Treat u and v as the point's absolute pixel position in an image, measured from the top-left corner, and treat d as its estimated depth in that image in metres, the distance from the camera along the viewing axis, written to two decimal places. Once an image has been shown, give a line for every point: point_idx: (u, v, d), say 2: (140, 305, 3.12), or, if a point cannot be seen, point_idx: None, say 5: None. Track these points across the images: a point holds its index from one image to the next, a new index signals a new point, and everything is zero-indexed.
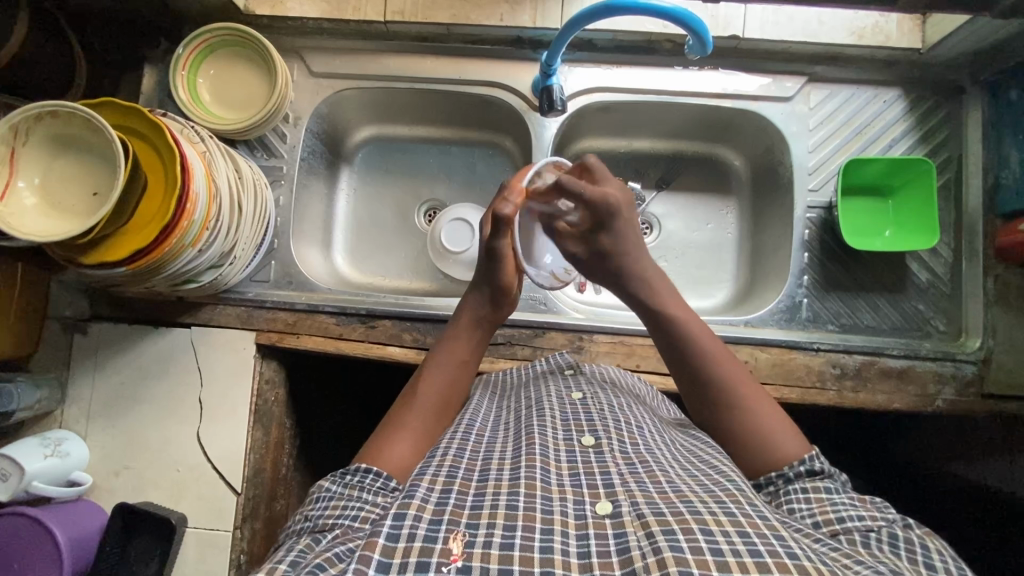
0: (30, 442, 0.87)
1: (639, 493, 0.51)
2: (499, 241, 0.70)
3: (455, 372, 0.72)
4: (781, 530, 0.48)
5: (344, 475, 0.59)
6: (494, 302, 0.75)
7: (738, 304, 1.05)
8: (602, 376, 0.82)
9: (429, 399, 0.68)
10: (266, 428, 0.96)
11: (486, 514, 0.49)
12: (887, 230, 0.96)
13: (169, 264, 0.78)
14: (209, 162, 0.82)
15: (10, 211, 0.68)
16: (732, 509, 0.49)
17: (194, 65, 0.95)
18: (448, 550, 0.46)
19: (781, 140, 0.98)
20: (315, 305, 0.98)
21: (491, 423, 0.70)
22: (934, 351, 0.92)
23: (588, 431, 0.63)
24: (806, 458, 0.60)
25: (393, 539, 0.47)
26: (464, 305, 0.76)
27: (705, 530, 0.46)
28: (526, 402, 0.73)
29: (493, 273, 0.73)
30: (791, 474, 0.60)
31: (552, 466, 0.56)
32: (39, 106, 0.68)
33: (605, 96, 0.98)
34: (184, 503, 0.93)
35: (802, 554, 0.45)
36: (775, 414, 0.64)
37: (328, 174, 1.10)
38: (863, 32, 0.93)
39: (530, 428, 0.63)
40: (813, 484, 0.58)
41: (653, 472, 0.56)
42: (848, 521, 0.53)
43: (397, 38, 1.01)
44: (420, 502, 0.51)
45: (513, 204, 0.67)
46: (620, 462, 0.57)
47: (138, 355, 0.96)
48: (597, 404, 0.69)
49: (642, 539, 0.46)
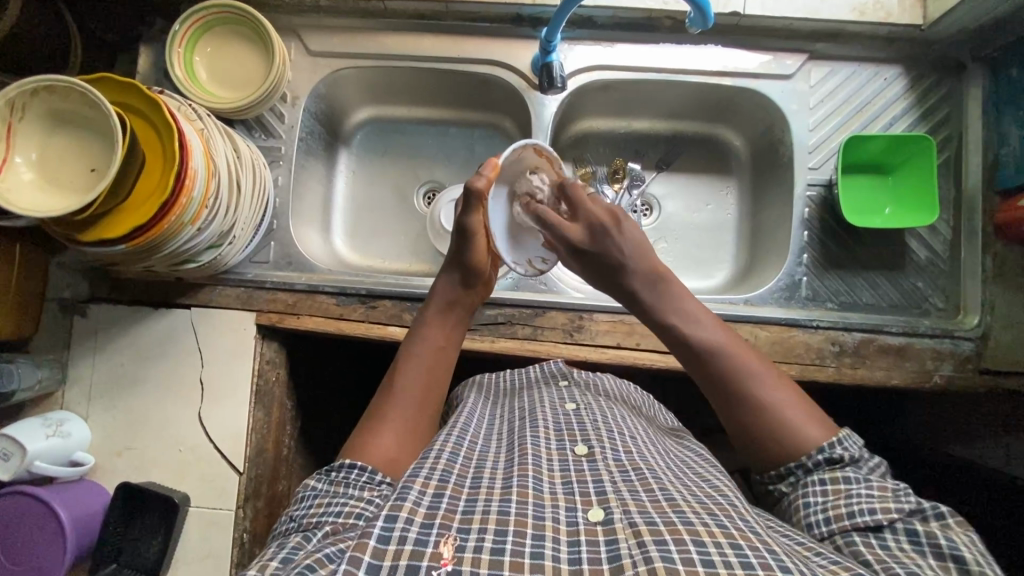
0: (31, 422, 0.87)
1: (632, 502, 0.52)
2: (471, 218, 0.75)
3: (434, 356, 0.73)
4: (773, 544, 0.48)
5: (328, 472, 0.60)
6: (465, 281, 0.78)
7: (737, 285, 1.05)
8: (593, 385, 0.83)
9: (409, 386, 0.69)
10: (266, 409, 0.97)
11: (477, 520, 0.50)
12: (887, 207, 0.96)
13: (169, 241, 0.77)
14: (208, 140, 0.81)
15: (6, 186, 0.68)
16: (722, 522, 0.50)
17: (190, 43, 0.94)
18: (439, 554, 0.46)
19: (781, 119, 0.98)
20: (315, 285, 0.98)
21: (485, 429, 0.70)
22: (933, 328, 0.92)
23: (581, 441, 0.63)
24: (826, 446, 0.60)
25: (384, 541, 0.47)
26: (437, 290, 0.78)
27: (697, 541, 0.47)
28: (519, 412, 0.74)
29: (464, 250, 0.77)
30: (810, 464, 0.59)
31: (545, 475, 0.57)
32: (36, 80, 0.67)
33: (605, 75, 0.98)
34: (186, 483, 0.93)
35: (794, 567, 0.45)
36: (793, 401, 0.63)
37: (326, 155, 1.09)
38: (864, 8, 0.92)
39: (522, 439, 0.64)
40: (831, 476, 0.58)
41: (646, 480, 0.56)
42: (860, 516, 0.54)
43: (394, 17, 1.00)
44: (413, 504, 0.51)
45: (485, 178, 0.73)
46: (613, 470, 0.58)
47: (138, 336, 0.96)
48: (590, 415, 0.70)
49: (634, 549, 0.46)
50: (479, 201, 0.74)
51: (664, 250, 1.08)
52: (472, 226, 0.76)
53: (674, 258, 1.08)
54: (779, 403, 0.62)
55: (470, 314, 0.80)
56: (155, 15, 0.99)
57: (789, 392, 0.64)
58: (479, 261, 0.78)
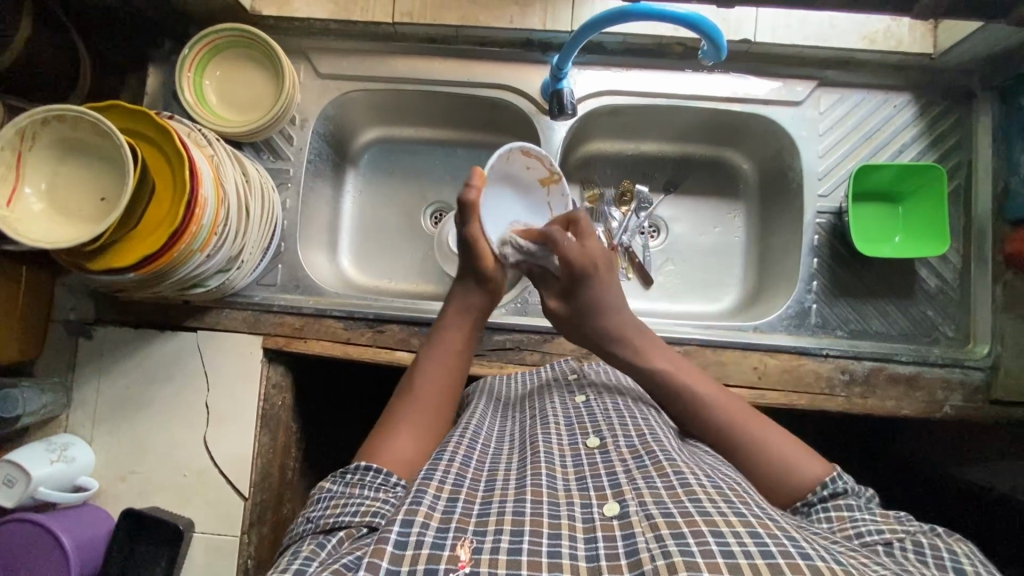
0: (35, 448, 0.86)
1: (647, 492, 0.51)
2: (467, 227, 0.76)
3: (451, 360, 0.72)
4: (792, 532, 0.46)
5: (344, 474, 0.58)
6: (481, 286, 0.78)
7: (746, 308, 1.05)
8: (608, 378, 0.79)
9: (426, 388, 0.69)
10: (273, 433, 0.96)
11: (492, 522, 0.49)
12: (896, 236, 0.96)
13: (175, 270, 0.77)
14: (218, 167, 0.81)
15: (16, 218, 0.67)
16: (740, 511, 0.48)
17: (199, 67, 0.93)
18: (456, 557, 0.45)
19: (791, 144, 0.98)
20: (323, 309, 0.98)
21: (496, 432, 0.69)
22: (943, 357, 0.92)
23: (593, 433, 0.63)
24: (827, 480, 0.59)
25: (401, 547, 0.46)
26: (454, 296, 0.78)
27: (715, 532, 0.45)
28: (530, 412, 0.73)
29: (472, 258, 0.77)
30: (814, 499, 0.58)
31: (559, 472, 0.56)
32: (45, 110, 0.67)
33: (615, 100, 0.98)
34: (191, 508, 0.92)
35: (814, 552, 0.44)
36: (787, 442, 0.63)
37: (334, 177, 1.09)
38: (874, 36, 0.92)
39: (534, 438, 0.63)
40: (834, 504, 0.57)
41: (660, 463, 0.55)
42: (867, 535, 0.52)
43: (403, 40, 1.00)
44: (428, 509, 0.50)
45: (474, 186, 0.73)
46: (626, 458, 0.57)
47: (143, 360, 0.95)
48: (602, 406, 0.69)
49: (651, 542, 0.45)
50: (472, 210, 0.75)
51: (672, 272, 1.08)
52: (468, 236, 0.76)
53: (681, 281, 1.08)
54: (769, 446, 0.63)
55: (486, 318, 0.79)
56: (164, 37, 0.99)
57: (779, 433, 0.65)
58: (489, 266, 0.77)
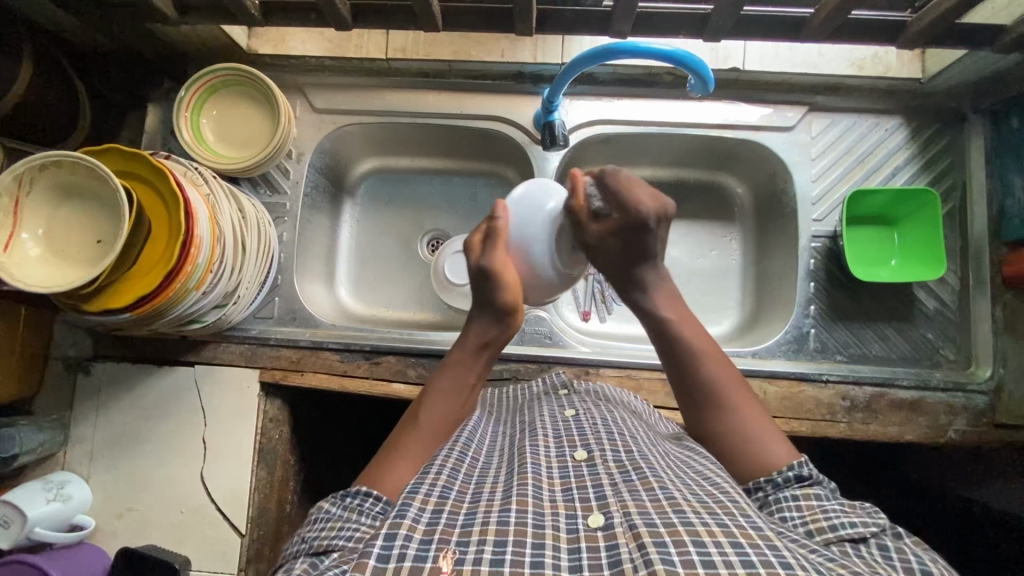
0: (32, 488, 0.86)
1: (632, 504, 0.49)
2: (488, 257, 0.70)
3: (459, 395, 0.70)
4: (774, 540, 0.45)
5: (344, 496, 0.57)
6: (500, 321, 0.72)
7: (743, 332, 1.04)
8: (597, 394, 0.79)
9: (431, 425, 0.66)
10: (269, 467, 0.95)
11: (476, 531, 0.47)
12: (893, 259, 0.97)
13: (170, 308, 0.77)
14: (213, 203, 0.81)
15: (11, 262, 0.68)
16: (723, 521, 0.47)
17: (196, 108, 0.95)
18: (438, 568, 0.44)
19: (783, 169, 0.98)
20: (319, 341, 0.98)
21: (488, 444, 0.67)
22: (945, 381, 0.91)
23: (581, 446, 0.60)
24: (794, 464, 0.59)
25: (383, 560, 0.45)
26: (470, 329, 0.72)
27: (697, 542, 0.44)
28: (521, 425, 0.70)
29: (490, 293, 0.70)
30: (779, 480, 0.58)
31: (545, 482, 0.54)
32: (42, 157, 0.68)
33: (606, 129, 0.99)
34: (188, 545, 0.92)
35: (797, 563, 0.42)
36: (763, 421, 0.64)
37: (332, 208, 1.10)
38: (863, 62, 0.95)
39: (522, 449, 0.61)
40: (803, 491, 0.56)
41: (646, 480, 0.53)
42: (840, 527, 0.51)
43: (398, 75, 1.02)
44: (412, 521, 0.48)
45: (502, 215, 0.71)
46: (613, 473, 0.55)
47: (140, 395, 0.95)
48: (591, 420, 0.67)
49: (634, 552, 0.44)
50: (499, 238, 0.71)
51: None
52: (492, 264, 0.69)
53: None
54: (744, 413, 0.64)
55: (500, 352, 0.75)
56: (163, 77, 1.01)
57: (761, 416, 0.64)
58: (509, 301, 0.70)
